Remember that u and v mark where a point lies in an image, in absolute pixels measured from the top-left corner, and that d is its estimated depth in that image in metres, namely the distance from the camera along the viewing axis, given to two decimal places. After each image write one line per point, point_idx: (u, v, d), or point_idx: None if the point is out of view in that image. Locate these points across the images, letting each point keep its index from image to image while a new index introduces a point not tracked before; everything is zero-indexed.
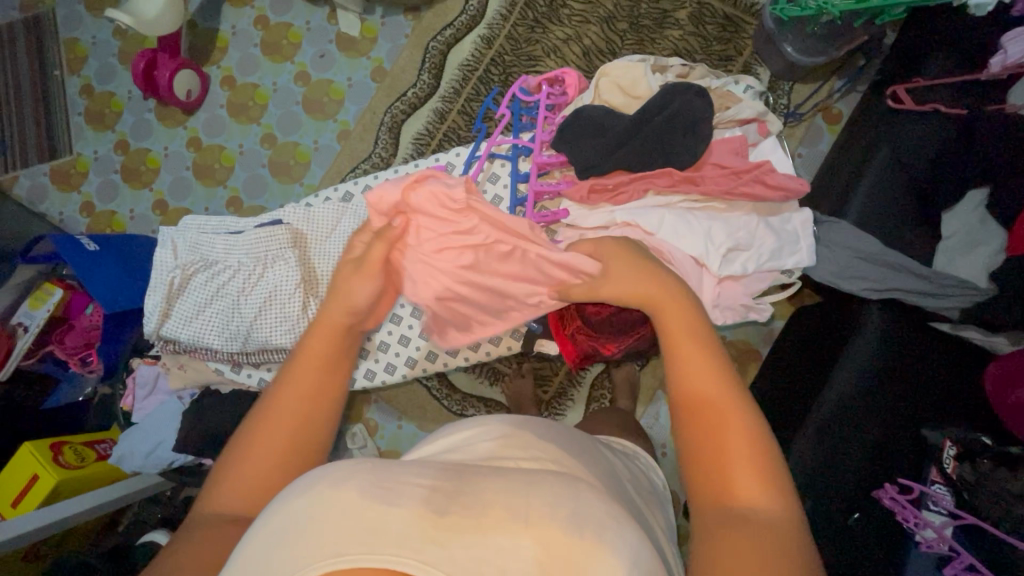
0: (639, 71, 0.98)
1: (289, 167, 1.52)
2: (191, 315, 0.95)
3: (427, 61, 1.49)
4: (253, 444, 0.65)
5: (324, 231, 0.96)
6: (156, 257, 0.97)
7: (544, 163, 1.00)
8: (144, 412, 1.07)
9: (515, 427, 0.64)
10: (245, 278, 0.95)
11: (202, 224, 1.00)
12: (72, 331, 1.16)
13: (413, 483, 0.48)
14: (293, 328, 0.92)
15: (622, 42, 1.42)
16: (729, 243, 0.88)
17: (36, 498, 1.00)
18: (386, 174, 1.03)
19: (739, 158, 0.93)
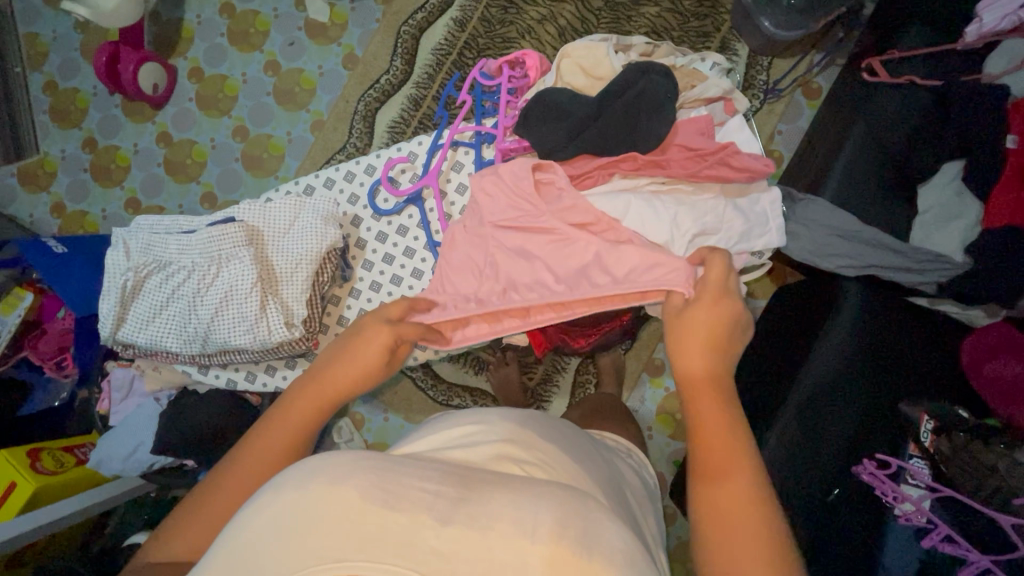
0: (601, 52, 0.96)
1: (263, 160, 1.49)
2: (147, 319, 0.93)
3: (399, 47, 1.45)
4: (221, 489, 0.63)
5: (282, 228, 0.94)
6: (109, 260, 0.94)
7: (507, 150, 0.99)
8: (121, 415, 1.05)
9: (508, 420, 0.64)
10: (199, 279, 0.92)
11: (154, 224, 0.97)
12: (45, 336, 1.15)
13: (418, 487, 0.48)
14: (250, 328, 0.90)
15: (598, 20, 1.40)
16: (696, 229, 0.87)
17: (15, 507, 0.99)
18: (348, 166, 1.02)
19: (707, 140, 0.92)
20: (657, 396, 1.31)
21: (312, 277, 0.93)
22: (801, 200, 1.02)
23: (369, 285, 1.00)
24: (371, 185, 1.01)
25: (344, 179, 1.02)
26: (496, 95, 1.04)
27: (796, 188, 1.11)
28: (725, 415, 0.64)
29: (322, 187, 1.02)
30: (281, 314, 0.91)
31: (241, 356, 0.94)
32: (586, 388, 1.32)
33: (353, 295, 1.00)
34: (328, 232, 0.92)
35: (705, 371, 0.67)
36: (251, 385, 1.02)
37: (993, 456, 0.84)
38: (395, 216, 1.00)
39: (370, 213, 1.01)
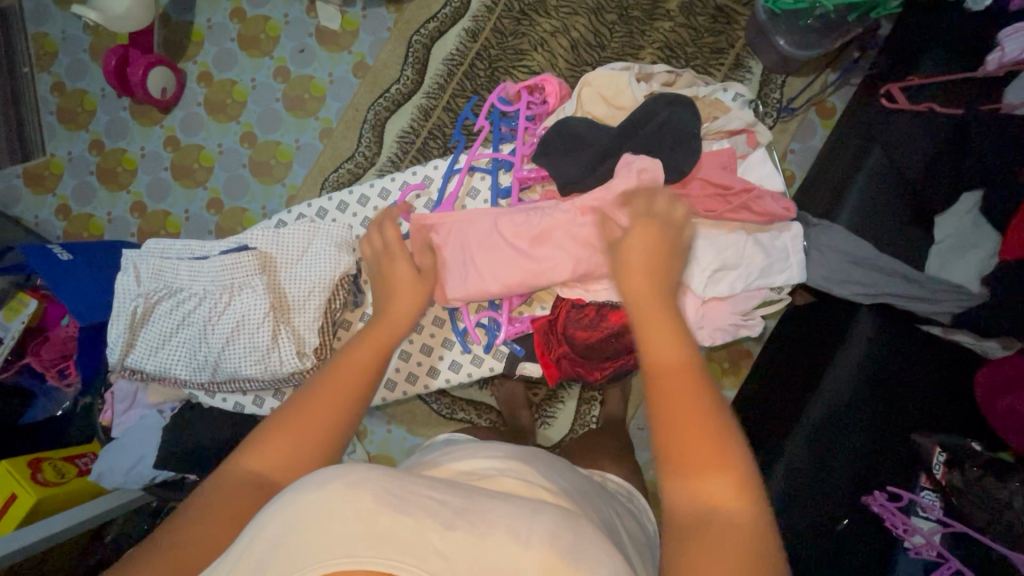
0: (622, 80, 0.95)
1: (270, 167, 1.48)
2: (156, 345, 0.93)
3: (411, 56, 1.44)
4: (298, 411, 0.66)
5: (295, 254, 0.93)
6: (119, 284, 0.93)
7: (524, 179, 0.97)
8: (125, 426, 1.03)
9: (512, 458, 0.63)
10: (211, 307, 0.91)
11: (165, 248, 0.95)
12: (49, 342, 1.13)
13: (427, 495, 0.47)
14: (261, 358, 0.89)
15: (611, 35, 1.39)
16: (715, 263, 0.87)
17: (14, 519, 0.98)
18: (362, 189, 1.00)
19: (731, 174, 0.90)
20: None
21: (325, 304, 0.92)
22: (820, 228, 1.01)
23: None
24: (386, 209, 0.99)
25: (358, 203, 1.00)
26: (515, 121, 1.02)
27: (809, 211, 1.11)
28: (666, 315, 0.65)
29: (335, 210, 1.01)
30: (293, 344, 0.90)
31: (250, 383, 0.93)
32: (592, 406, 1.30)
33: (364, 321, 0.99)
34: (341, 260, 0.91)
35: (646, 273, 0.69)
36: (257, 410, 0.99)
37: (1006, 492, 0.84)
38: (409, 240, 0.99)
39: None
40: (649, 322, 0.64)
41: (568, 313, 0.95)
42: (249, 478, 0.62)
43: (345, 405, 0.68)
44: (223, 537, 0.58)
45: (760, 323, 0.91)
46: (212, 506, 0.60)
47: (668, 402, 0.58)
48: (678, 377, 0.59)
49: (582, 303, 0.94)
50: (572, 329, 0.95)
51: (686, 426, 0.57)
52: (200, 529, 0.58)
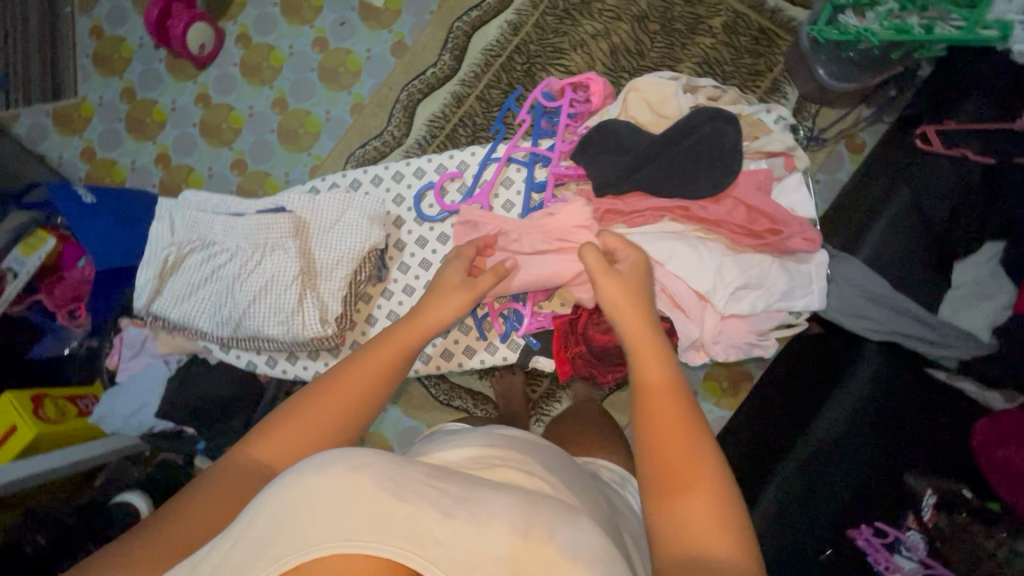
0: (668, 91, 0.94)
1: (298, 135, 1.48)
2: (184, 295, 0.93)
3: (450, 42, 1.45)
4: (313, 406, 0.66)
5: (327, 222, 0.94)
6: (153, 231, 0.94)
7: (560, 175, 0.97)
8: (129, 373, 1.04)
9: (514, 450, 0.63)
10: (242, 264, 0.92)
11: (202, 200, 0.96)
12: (63, 282, 1.14)
13: (426, 482, 0.46)
14: (285, 320, 0.90)
15: (652, 44, 1.39)
16: (739, 282, 0.87)
17: (12, 450, 0.99)
18: (398, 166, 1.01)
19: (765, 195, 0.89)
20: None
21: (351, 275, 0.92)
22: (847, 265, 0.98)
23: (402, 288, 0.99)
24: (420, 188, 1.00)
25: (392, 179, 1.01)
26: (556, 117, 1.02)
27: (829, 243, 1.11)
28: (651, 344, 0.71)
29: (369, 183, 1.01)
30: (317, 309, 0.90)
31: (269, 344, 0.94)
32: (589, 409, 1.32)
33: (385, 296, 0.99)
34: (372, 232, 0.92)
35: (630, 307, 0.75)
36: (269, 370, 1.00)
37: (994, 542, 0.85)
38: (438, 222, 0.99)
39: (413, 216, 1.00)
40: (647, 364, 0.68)
41: (589, 318, 0.96)
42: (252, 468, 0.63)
43: (359, 407, 0.68)
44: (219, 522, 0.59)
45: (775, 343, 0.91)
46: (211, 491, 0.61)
47: (660, 427, 0.62)
48: (664, 398, 0.64)
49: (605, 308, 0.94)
50: (592, 334, 0.96)
51: (671, 442, 0.60)
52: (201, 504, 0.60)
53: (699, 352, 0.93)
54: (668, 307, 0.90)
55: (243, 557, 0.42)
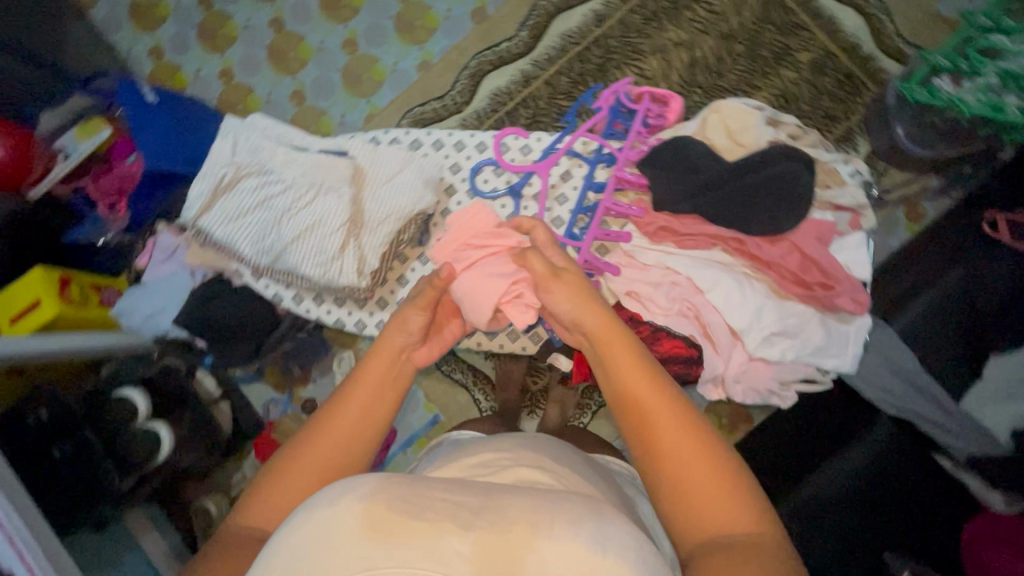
0: (752, 118, 0.93)
1: (361, 80, 1.47)
2: (230, 216, 0.94)
3: (532, 20, 1.42)
4: (302, 458, 0.68)
5: (384, 176, 0.94)
6: (215, 146, 0.96)
7: (623, 180, 0.95)
8: (154, 275, 1.05)
9: (528, 449, 0.67)
10: (294, 198, 0.93)
11: (269, 128, 0.98)
12: (110, 174, 1.16)
13: (441, 498, 0.49)
14: (324, 263, 0.91)
15: (733, 65, 1.36)
16: (774, 327, 0.87)
17: (31, 323, 1.01)
18: (461, 135, 1.00)
19: (823, 247, 0.88)
20: None
21: (394, 235, 0.92)
22: (882, 336, 0.96)
23: None
24: (478, 162, 0.99)
25: (453, 146, 1.00)
26: (631, 121, 0.99)
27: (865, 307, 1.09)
28: (625, 345, 0.69)
29: (429, 146, 1.01)
30: (356, 259, 0.91)
31: (301, 282, 0.95)
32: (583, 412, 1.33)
33: (421, 261, 0.99)
34: (424, 196, 0.93)
35: (591, 313, 0.72)
36: (293, 307, 1.01)
37: None
38: (490, 201, 0.98)
39: (465, 188, 0.99)
40: (624, 366, 0.68)
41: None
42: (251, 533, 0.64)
43: (345, 446, 0.70)
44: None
45: (793, 396, 0.91)
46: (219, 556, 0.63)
47: (659, 428, 0.64)
48: (650, 405, 0.65)
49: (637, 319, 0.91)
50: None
51: (671, 439, 0.63)
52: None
53: (717, 388, 0.92)
54: (697, 333, 0.90)
55: None
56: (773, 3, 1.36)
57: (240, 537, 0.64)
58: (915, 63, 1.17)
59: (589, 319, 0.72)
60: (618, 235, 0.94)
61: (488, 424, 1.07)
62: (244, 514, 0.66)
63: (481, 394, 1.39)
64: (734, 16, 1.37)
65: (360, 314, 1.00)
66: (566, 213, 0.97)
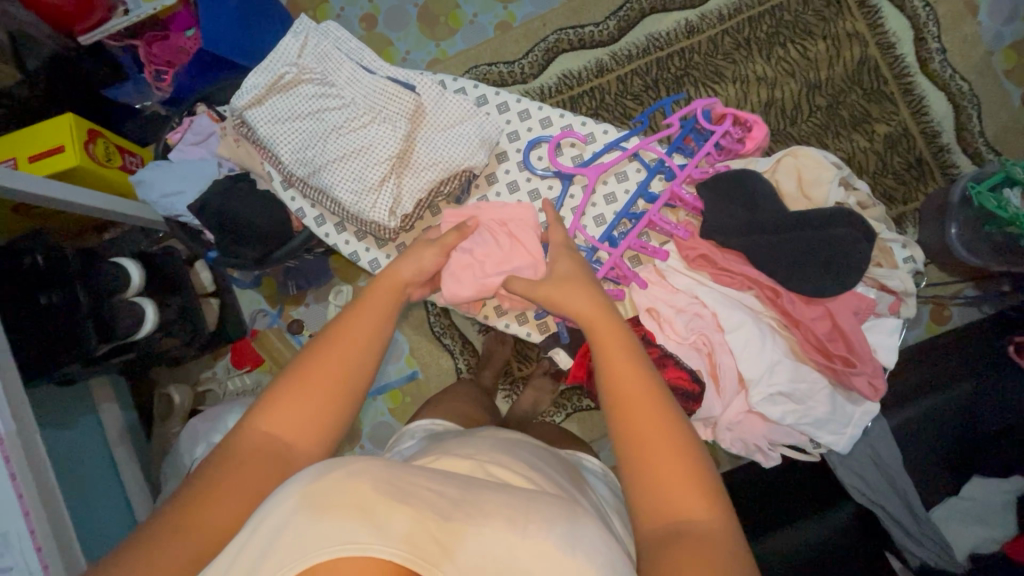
0: (827, 174, 0.89)
1: (436, 23, 1.42)
2: (281, 116, 0.92)
3: (623, 11, 1.37)
4: (305, 374, 0.66)
5: (443, 123, 0.92)
6: (284, 41, 0.92)
7: (677, 197, 0.93)
8: (183, 155, 1.03)
9: (501, 452, 0.67)
10: (348, 117, 0.90)
11: (341, 38, 0.94)
12: (165, 42, 1.13)
13: (424, 486, 0.50)
14: (360, 191, 0.89)
15: (809, 115, 1.32)
16: (782, 386, 0.85)
17: (48, 167, 0.96)
18: (529, 104, 0.97)
19: (855, 321, 0.86)
20: (607, 459, 1.35)
21: (435, 185, 0.91)
22: (877, 427, 0.96)
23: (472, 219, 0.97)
24: (538, 136, 0.97)
25: (518, 113, 0.97)
26: (703, 140, 0.96)
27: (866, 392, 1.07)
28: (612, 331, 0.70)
29: (494, 107, 0.98)
30: (392, 198, 0.89)
31: (331, 204, 0.93)
32: (557, 411, 1.35)
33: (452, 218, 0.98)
34: (476, 155, 0.90)
35: (577, 307, 0.74)
36: (313, 228, 1.00)
37: None
38: (538, 179, 0.96)
39: (518, 159, 0.97)
40: (607, 351, 0.69)
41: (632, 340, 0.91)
42: (268, 440, 0.62)
43: (354, 356, 0.68)
44: (238, 509, 0.58)
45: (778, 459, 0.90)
46: (233, 469, 0.60)
47: (630, 419, 0.63)
48: (628, 396, 0.65)
49: (649, 338, 0.91)
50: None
51: (642, 431, 0.62)
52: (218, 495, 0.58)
53: (707, 430, 0.92)
54: (704, 369, 0.89)
55: (252, 564, 0.45)
56: (868, 65, 1.31)
57: (254, 444, 0.62)
58: (990, 166, 1.14)
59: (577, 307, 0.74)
60: (656, 252, 0.92)
61: (467, 397, 1.06)
62: (260, 423, 0.63)
63: (464, 364, 1.38)
64: (825, 67, 1.32)
65: (375, 253, 0.99)
66: (610, 214, 0.95)
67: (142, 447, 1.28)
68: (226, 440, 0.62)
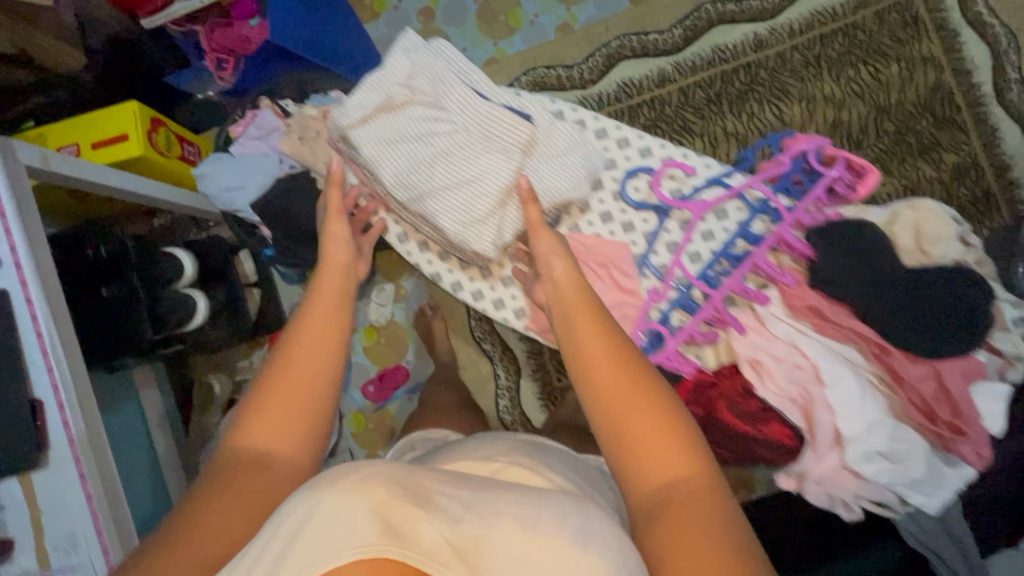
0: (948, 230, 0.92)
1: (496, 20, 1.39)
2: (389, 138, 0.91)
3: (690, 20, 1.33)
4: (281, 383, 0.70)
5: (553, 153, 0.94)
6: (394, 60, 0.92)
7: (783, 241, 0.96)
8: (243, 149, 1.01)
9: (519, 454, 0.72)
10: (458, 144, 0.91)
11: (454, 60, 0.93)
12: (228, 30, 1.11)
13: (436, 489, 0.53)
14: (465, 221, 0.90)
15: (875, 139, 1.28)
16: (880, 444, 0.87)
17: (111, 156, 0.95)
18: (629, 134, 1.02)
19: (960, 381, 0.88)
20: None
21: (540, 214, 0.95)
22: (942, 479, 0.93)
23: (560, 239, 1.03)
24: (636, 167, 1.02)
25: (616, 144, 1.03)
26: (811, 182, 0.99)
27: None
28: (596, 320, 0.71)
29: (594, 133, 1.04)
30: (496, 232, 0.91)
31: (432, 231, 0.95)
32: None
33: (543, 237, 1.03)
34: (579, 186, 0.95)
35: (567, 297, 0.76)
36: (396, 244, 1.01)
37: None
38: (633, 211, 1.01)
39: (614, 189, 1.02)
40: (586, 332, 0.70)
41: (729, 388, 0.96)
42: (255, 452, 0.66)
43: (322, 357, 0.73)
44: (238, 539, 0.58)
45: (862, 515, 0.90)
46: (220, 493, 0.62)
47: (610, 396, 0.64)
48: (608, 378, 0.65)
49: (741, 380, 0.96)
50: (722, 408, 0.96)
51: (624, 407, 0.63)
52: (226, 518, 0.60)
53: (791, 481, 0.92)
54: (802, 423, 0.91)
55: (269, 567, 0.45)
56: (942, 92, 1.27)
57: (243, 458, 0.65)
58: None
59: (570, 295, 0.76)
60: (751, 293, 0.96)
61: None
62: (239, 439, 0.67)
63: (503, 370, 1.37)
64: (896, 91, 1.28)
65: (458, 275, 1.02)
66: (706, 250, 1.00)
67: (182, 436, 1.27)
68: (218, 455, 0.66)
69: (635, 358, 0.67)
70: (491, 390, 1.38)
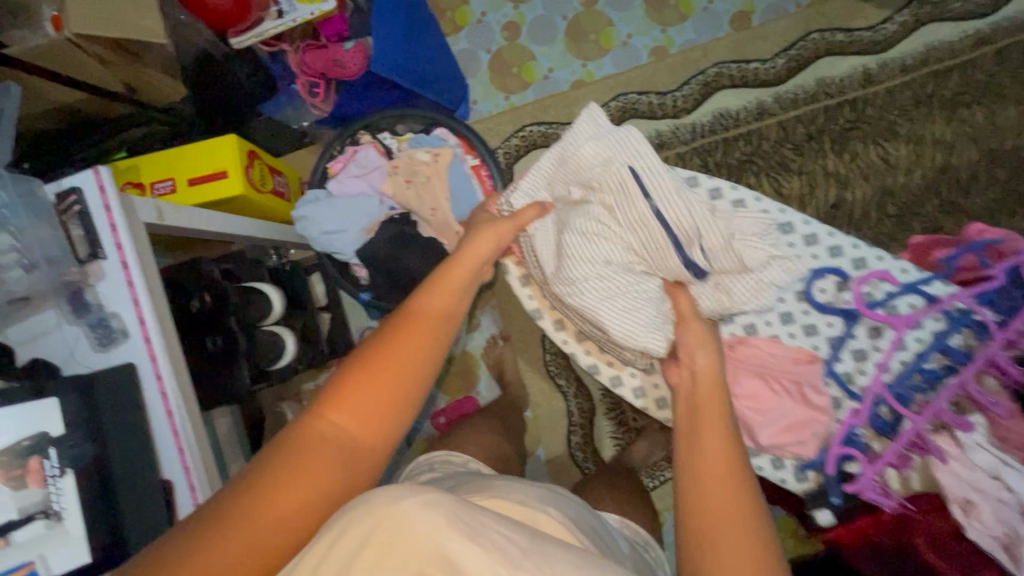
0: None
1: (586, 39, 1.31)
2: (563, 239, 0.82)
3: (795, 49, 1.26)
4: (373, 375, 0.56)
5: (740, 265, 0.84)
6: (573, 147, 0.83)
7: (998, 364, 0.81)
8: (343, 187, 0.96)
9: (547, 502, 0.61)
10: (638, 251, 0.83)
11: (639, 142, 0.81)
12: (321, 51, 1.05)
13: (494, 527, 0.40)
14: (635, 332, 0.81)
15: (986, 187, 1.20)
16: None
17: (208, 195, 0.90)
18: (836, 237, 0.91)
19: None
20: None
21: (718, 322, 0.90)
22: None
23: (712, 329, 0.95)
24: (823, 267, 0.91)
25: (804, 240, 0.92)
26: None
27: None
28: (715, 402, 0.69)
29: (781, 226, 0.93)
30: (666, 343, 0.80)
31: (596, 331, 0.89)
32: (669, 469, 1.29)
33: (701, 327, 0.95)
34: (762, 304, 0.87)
35: (693, 375, 0.74)
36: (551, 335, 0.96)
37: None
38: (817, 313, 0.90)
39: (799, 293, 0.91)
40: (705, 412, 0.68)
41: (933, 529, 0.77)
42: (335, 441, 0.52)
43: (417, 366, 0.58)
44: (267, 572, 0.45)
45: None
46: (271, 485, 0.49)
47: (707, 485, 0.60)
48: (711, 462, 0.62)
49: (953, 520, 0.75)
50: (924, 548, 0.76)
51: (716, 497, 0.59)
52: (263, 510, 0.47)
53: None
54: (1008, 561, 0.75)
55: None
56: None
57: (313, 441, 0.52)
58: None
59: (694, 374, 0.74)
60: (960, 421, 0.79)
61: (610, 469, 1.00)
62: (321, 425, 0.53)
63: (576, 408, 1.32)
64: (1011, 136, 1.21)
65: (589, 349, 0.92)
66: (898, 363, 0.88)
67: None
68: (288, 430, 0.53)
69: (742, 458, 0.63)
70: (563, 426, 1.33)
